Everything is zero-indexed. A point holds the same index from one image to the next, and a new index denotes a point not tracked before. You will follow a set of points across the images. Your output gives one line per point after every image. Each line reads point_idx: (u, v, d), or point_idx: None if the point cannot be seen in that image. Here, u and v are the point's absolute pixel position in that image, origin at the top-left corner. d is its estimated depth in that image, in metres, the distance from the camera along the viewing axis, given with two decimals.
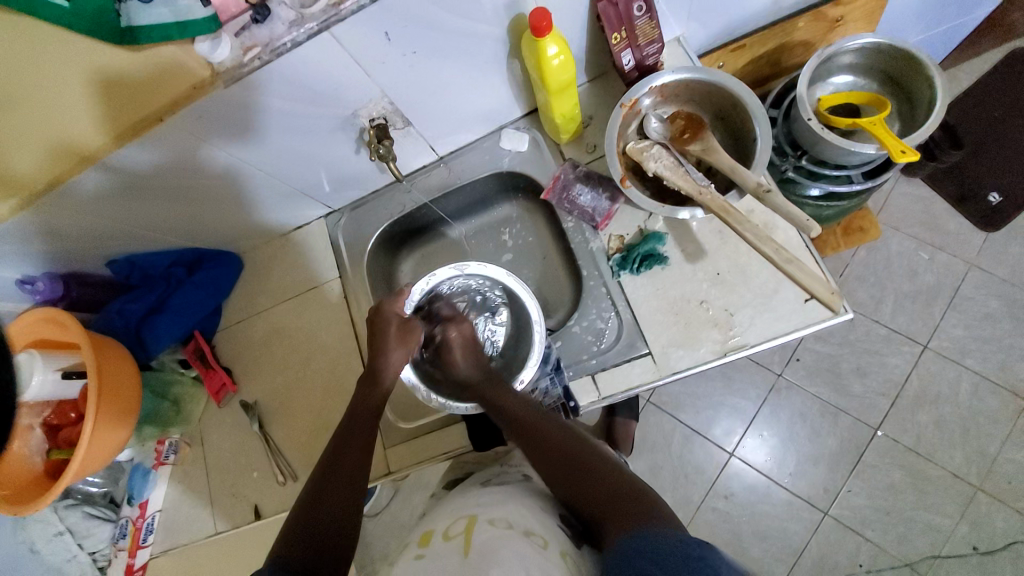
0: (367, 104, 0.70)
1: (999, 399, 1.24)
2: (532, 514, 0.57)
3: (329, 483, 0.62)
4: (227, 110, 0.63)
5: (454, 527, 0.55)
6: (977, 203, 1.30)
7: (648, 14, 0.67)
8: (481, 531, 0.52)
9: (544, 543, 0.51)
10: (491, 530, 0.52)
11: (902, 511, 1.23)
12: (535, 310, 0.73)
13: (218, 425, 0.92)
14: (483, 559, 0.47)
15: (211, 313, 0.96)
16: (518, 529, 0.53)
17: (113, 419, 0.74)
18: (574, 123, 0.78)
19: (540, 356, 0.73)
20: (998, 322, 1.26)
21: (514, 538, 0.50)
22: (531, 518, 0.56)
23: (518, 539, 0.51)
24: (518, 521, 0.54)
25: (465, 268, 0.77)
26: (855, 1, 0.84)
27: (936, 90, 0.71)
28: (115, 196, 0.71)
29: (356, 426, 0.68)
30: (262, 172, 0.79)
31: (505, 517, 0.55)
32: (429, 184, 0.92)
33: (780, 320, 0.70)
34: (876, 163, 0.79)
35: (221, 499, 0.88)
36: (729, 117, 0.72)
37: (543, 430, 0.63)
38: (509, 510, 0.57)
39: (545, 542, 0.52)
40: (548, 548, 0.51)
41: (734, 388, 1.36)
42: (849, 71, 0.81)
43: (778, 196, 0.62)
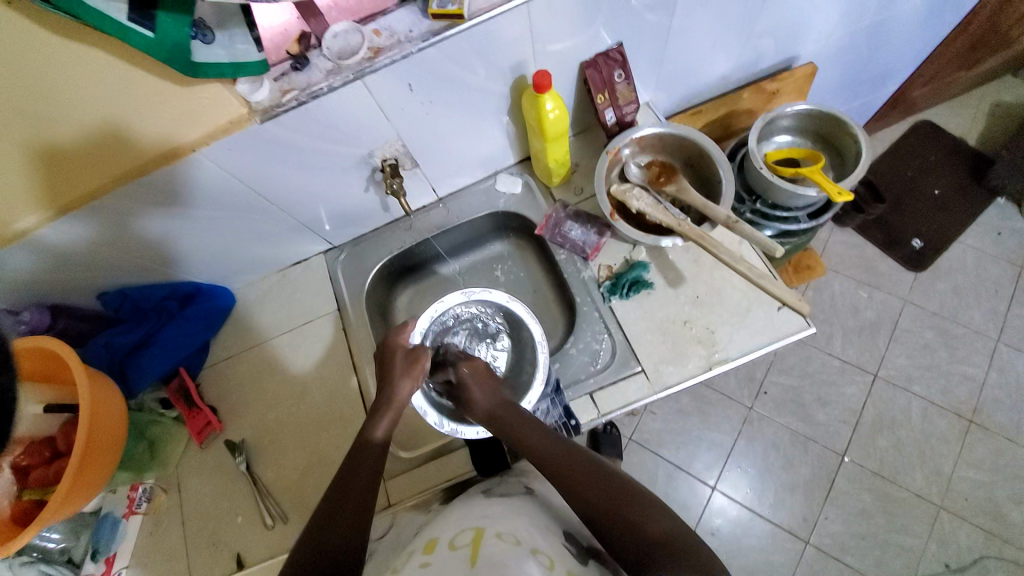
0: (383, 145, 0.78)
1: (946, 420, 1.36)
2: (540, 534, 0.50)
3: (334, 510, 0.61)
4: (254, 143, 0.68)
5: (461, 538, 0.47)
6: (902, 247, 1.50)
7: (627, 80, 0.80)
8: (491, 544, 0.45)
9: (550, 564, 0.45)
10: (501, 546, 0.45)
11: (877, 536, 1.28)
12: (537, 331, 0.77)
13: (198, 468, 0.87)
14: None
15: (198, 350, 0.94)
16: (526, 547, 0.46)
17: (101, 459, 0.70)
18: (564, 168, 0.88)
19: (545, 377, 0.76)
20: (934, 351, 1.41)
21: (524, 556, 0.44)
22: (538, 536, 0.49)
23: (530, 561, 0.44)
24: (525, 537, 0.48)
25: (472, 293, 0.81)
26: (788, 78, 1.01)
27: (860, 145, 0.87)
28: (136, 222, 0.73)
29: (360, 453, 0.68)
30: (272, 206, 0.83)
31: (513, 532, 0.48)
32: (428, 222, 0.98)
33: (754, 335, 0.78)
34: (818, 206, 0.94)
35: (198, 550, 0.82)
36: (696, 164, 0.85)
37: (574, 465, 0.60)
38: (517, 526, 0.50)
39: (551, 564, 0.45)
40: (554, 570, 0.44)
41: (710, 422, 1.42)
42: (787, 132, 0.97)
43: (745, 225, 0.73)
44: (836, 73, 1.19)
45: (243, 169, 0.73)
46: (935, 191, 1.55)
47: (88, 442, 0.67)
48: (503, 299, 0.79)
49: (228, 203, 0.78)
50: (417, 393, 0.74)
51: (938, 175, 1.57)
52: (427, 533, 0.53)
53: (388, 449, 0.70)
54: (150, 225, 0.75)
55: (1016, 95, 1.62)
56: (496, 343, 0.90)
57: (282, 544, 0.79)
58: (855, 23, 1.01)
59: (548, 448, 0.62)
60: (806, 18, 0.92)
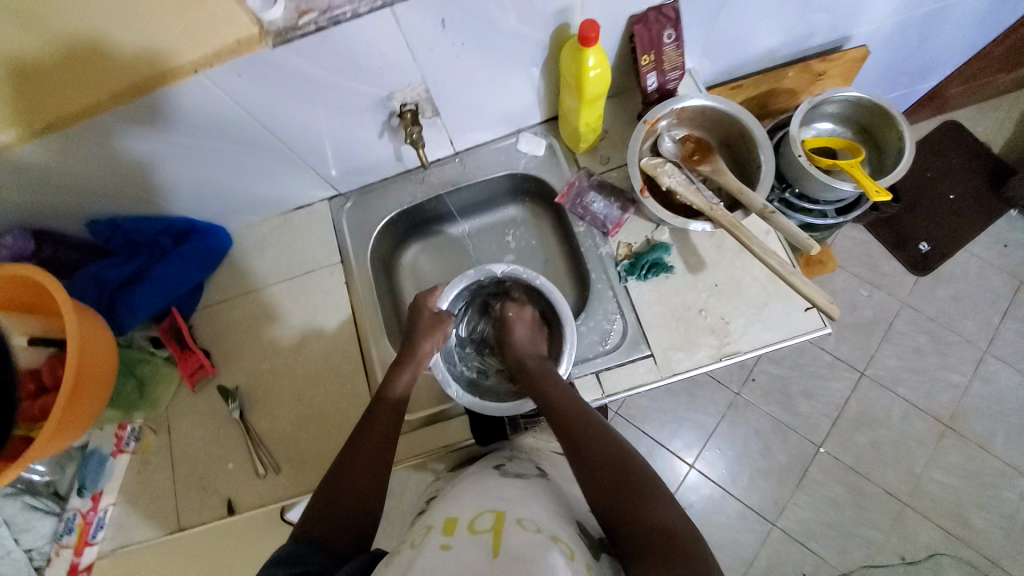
0: (404, 88, 0.72)
1: (924, 423, 1.39)
2: (556, 522, 0.51)
3: (345, 467, 0.60)
4: (264, 72, 0.62)
5: (481, 520, 0.49)
6: (909, 250, 1.49)
7: (676, 42, 0.73)
8: (513, 531, 0.46)
9: (571, 555, 0.46)
10: (522, 533, 0.46)
11: (842, 526, 1.34)
12: (564, 309, 0.75)
13: (189, 411, 0.85)
14: (520, 565, 0.41)
15: (192, 290, 0.90)
16: (546, 535, 0.47)
17: (87, 395, 0.67)
18: (594, 133, 0.83)
19: (567, 359, 0.73)
20: (924, 356, 1.43)
21: (545, 545, 0.45)
22: (556, 525, 0.51)
23: (551, 550, 0.45)
24: (544, 524, 0.49)
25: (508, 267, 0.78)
26: (837, 59, 0.94)
27: (903, 141, 0.82)
28: (133, 146, 0.68)
29: (373, 410, 0.67)
30: (280, 145, 0.77)
31: (533, 518, 0.50)
32: (442, 178, 0.93)
33: (769, 330, 0.76)
34: (848, 201, 0.91)
35: (187, 492, 0.81)
36: (734, 144, 0.80)
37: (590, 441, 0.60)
38: (535, 512, 0.51)
39: (571, 553, 0.46)
40: (575, 560, 0.46)
41: (696, 403, 1.44)
42: (830, 119, 0.92)
43: (783, 218, 0.69)
44: (883, 60, 1.12)
45: (251, 100, 0.66)
46: (952, 196, 1.52)
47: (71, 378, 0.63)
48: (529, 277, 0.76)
49: (230, 136, 0.72)
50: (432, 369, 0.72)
51: (958, 179, 1.53)
52: (441, 507, 0.54)
53: (401, 409, 0.69)
54: (150, 151, 0.70)
55: None
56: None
57: (273, 493, 0.79)
58: (916, 6, 0.93)
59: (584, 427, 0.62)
60: None
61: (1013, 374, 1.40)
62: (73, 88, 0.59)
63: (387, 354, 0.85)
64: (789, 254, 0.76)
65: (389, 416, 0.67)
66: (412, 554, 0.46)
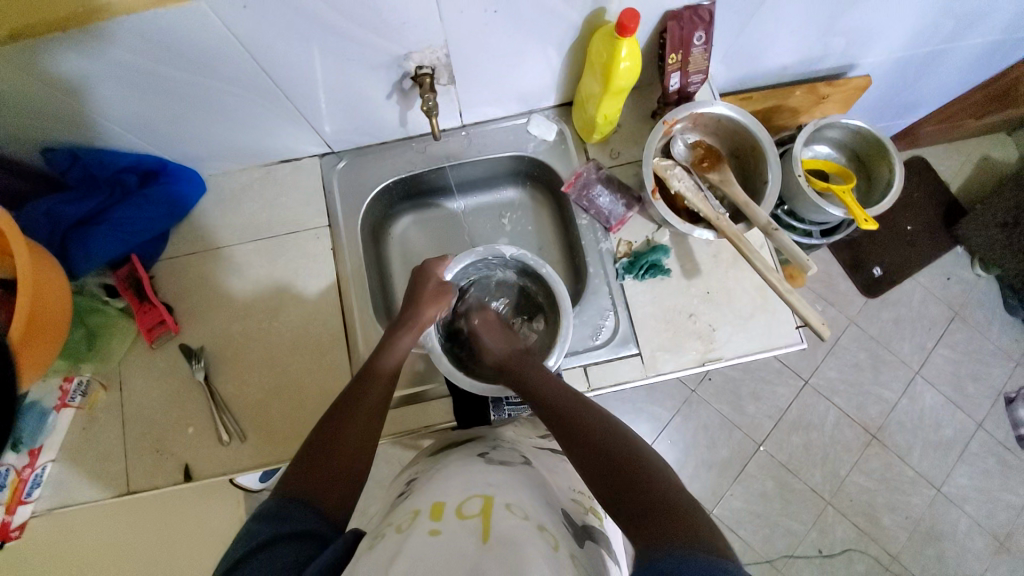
0: (422, 50, 0.68)
1: (854, 432, 1.47)
2: (544, 511, 0.51)
3: (331, 436, 0.57)
4: (275, 8, 0.56)
5: (469, 506, 0.47)
6: (862, 272, 1.55)
7: (705, 46, 0.73)
8: (501, 518, 0.45)
9: (555, 545, 0.45)
10: (511, 519, 0.45)
11: (769, 517, 1.43)
12: (567, 304, 0.74)
13: (147, 368, 0.78)
14: (509, 550, 0.40)
15: (156, 236, 0.82)
16: (533, 523, 0.47)
17: (37, 343, 0.62)
18: (610, 126, 0.82)
19: (563, 351, 0.73)
20: (862, 370, 1.51)
21: (532, 532, 0.44)
22: (543, 514, 0.50)
23: (538, 538, 0.44)
24: (532, 513, 0.49)
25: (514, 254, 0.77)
26: (841, 85, 0.96)
27: (893, 174, 0.87)
28: (104, 71, 0.60)
29: (368, 381, 0.65)
30: (278, 92, 0.71)
31: (521, 506, 0.49)
32: (444, 149, 0.89)
33: (752, 340, 0.79)
34: (833, 224, 0.95)
35: (139, 455, 0.75)
36: (743, 156, 0.81)
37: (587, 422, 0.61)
38: (523, 499, 0.51)
39: (556, 543, 0.46)
40: (559, 549, 0.45)
41: (654, 397, 1.50)
42: (828, 143, 0.96)
43: (783, 235, 0.71)
44: (875, 92, 1.16)
45: (254, 38, 0.60)
46: (908, 227, 1.58)
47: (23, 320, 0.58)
48: (536, 265, 0.76)
49: (224, 76, 0.66)
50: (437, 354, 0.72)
51: (915, 212, 1.59)
52: (425, 493, 0.53)
53: (391, 387, 0.66)
54: (125, 76, 0.62)
55: (1006, 154, 1.63)
56: (533, 322, 0.86)
57: (238, 462, 0.75)
58: (920, 44, 0.96)
59: (574, 404, 0.64)
60: (885, 26, 0.87)
61: (936, 395, 1.49)
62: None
63: (373, 327, 0.82)
64: (775, 259, 0.78)
65: (384, 385, 0.65)
66: (398, 539, 0.44)
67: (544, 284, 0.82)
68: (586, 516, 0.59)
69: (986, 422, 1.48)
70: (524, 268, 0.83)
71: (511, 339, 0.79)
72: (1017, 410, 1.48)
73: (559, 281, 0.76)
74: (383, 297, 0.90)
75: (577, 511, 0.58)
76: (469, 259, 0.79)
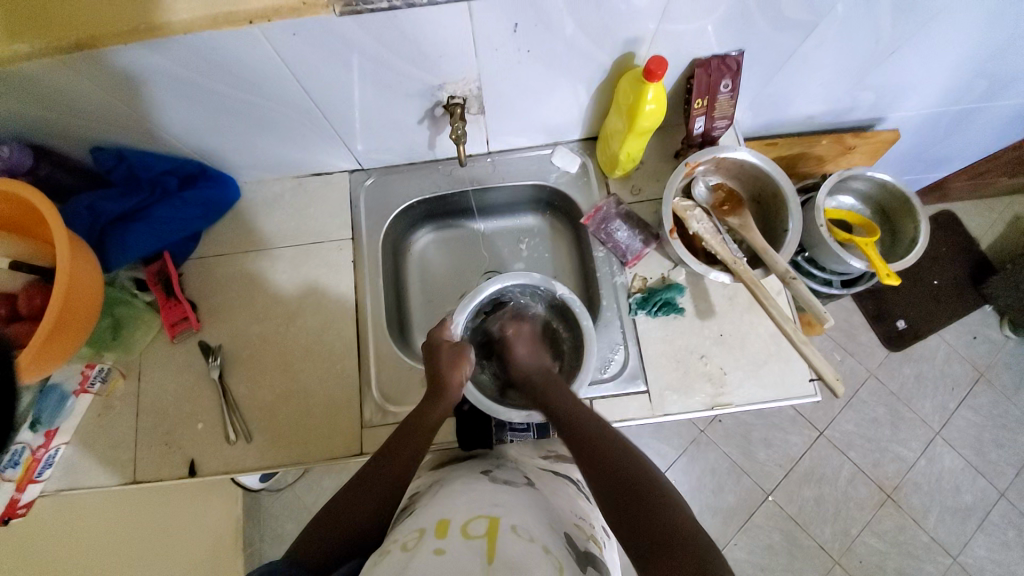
0: (456, 81, 0.71)
1: (868, 490, 1.41)
2: (550, 534, 0.51)
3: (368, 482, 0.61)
4: (324, 38, 0.60)
5: (474, 526, 0.48)
6: (885, 324, 1.51)
7: (731, 93, 0.75)
8: (507, 539, 0.45)
9: (560, 569, 0.45)
10: (516, 542, 0.45)
11: (774, 571, 1.37)
12: (588, 334, 0.74)
13: (165, 362, 0.81)
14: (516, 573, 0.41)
15: (189, 236, 0.86)
16: (539, 546, 0.47)
17: (72, 327, 0.65)
18: (632, 163, 0.83)
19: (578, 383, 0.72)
20: (880, 426, 1.45)
21: (537, 555, 0.44)
22: (549, 536, 0.50)
23: (544, 562, 0.44)
24: (537, 536, 0.49)
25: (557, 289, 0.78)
26: (869, 137, 0.97)
27: (919, 231, 0.86)
28: (162, 83, 0.65)
29: (411, 429, 0.67)
30: (318, 111, 0.75)
31: (527, 528, 0.49)
32: (471, 173, 0.92)
33: (763, 388, 0.77)
34: (854, 275, 0.94)
35: (149, 446, 0.77)
36: (764, 201, 0.82)
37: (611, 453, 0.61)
38: (529, 521, 0.51)
39: (561, 568, 0.45)
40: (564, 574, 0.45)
41: (660, 433, 1.48)
42: (854, 195, 0.96)
43: (800, 284, 0.71)
44: (906, 145, 1.15)
45: (301, 62, 0.64)
46: (935, 282, 1.54)
47: (59, 304, 0.62)
48: (576, 310, 0.76)
49: (270, 93, 0.70)
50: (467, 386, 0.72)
51: (942, 267, 1.56)
52: (430, 511, 0.53)
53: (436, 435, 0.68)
54: (177, 87, 0.66)
55: None
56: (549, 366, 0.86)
57: (241, 462, 0.76)
58: (952, 101, 0.96)
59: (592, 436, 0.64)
60: (916, 83, 0.88)
61: (957, 459, 1.43)
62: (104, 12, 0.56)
63: (384, 340, 0.83)
64: (792, 308, 0.78)
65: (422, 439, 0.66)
66: (403, 557, 0.44)
67: (574, 332, 0.82)
68: (589, 542, 0.58)
69: (1009, 491, 1.40)
70: (560, 306, 0.82)
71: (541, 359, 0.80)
72: None
73: (583, 315, 0.76)
74: (398, 313, 0.91)
75: (581, 537, 0.58)
76: (508, 282, 0.79)
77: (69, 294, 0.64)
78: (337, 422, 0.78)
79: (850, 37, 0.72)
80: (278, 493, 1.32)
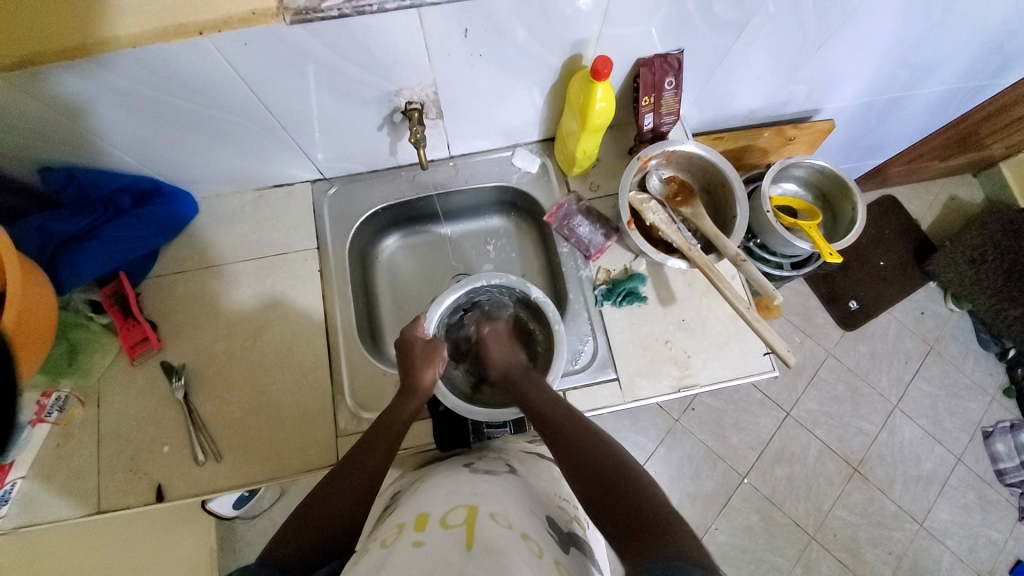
0: (412, 87, 0.73)
1: (835, 464, 1.48)
2: (529, 519, 0.52)
3: (342, 480, 0.61)
4: (276, 46, 0.61)
5: (453, 516, 0.48)
6: (839, 305, 1.60)
7: (675, 91, 0.80)
8: (485, 526, 0.46)
9: (539, 552, 0.46)
10: (495, 529, 0.46)
11: (753, 551, 1.41)
12: (560, 330, 0.77)
13: (126, 386, 0.78)
14: (495, 557, 0.42)
15: (146, 255, 0.84)
16: (517, 531, 0.48)
17: (31, 343, 0.64)
18: (589, 161, 0.87)
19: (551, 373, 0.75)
20: (842, 403, 1.53)
21: (516, 540, 0.45)
22: (527, 521, 0.51)
23: (522, 545, 0.45)
24: (515, 521, 0.50)
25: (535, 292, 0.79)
26: (805, 129, 1.04)
27: (856, 211, 0.92)
28: (111, 99, 0.64)
29: (383, 431, 0.67)
30: (275, 122, 0.75)
31: (506, 515, 0.50)
32: (434, 178, 0.93)
33: (726, 367, 0.81)
34: (802, 257, 1.00)
35: (111, 474, 0.74)
36: (714, 191, 0.86)
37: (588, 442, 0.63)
38: (508, 508, 0.52)
39: (540, 552, 0.47)
40: (543, 556, 0.46)
41: (638, 426, 1.51)
42: (796, 181, 1.02)
43: (751, 265, 0.75)
44: (841, 135, 1.24)
45: (254, 71, 0.64)
46: (881, 263, 1.64)
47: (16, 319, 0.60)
48: (551, 315, 0.77)
49: (223, 105, 0.69)
50: (441, 383, 0.73)
51: (887, 249, 1.66)
52: (408, 507, 0.54)
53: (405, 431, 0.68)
54: (130, 103, 0.66)
55: (973, 194, 1.71)
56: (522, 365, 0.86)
57: (213, 482, 0.74)
58: (878, 92, 1.04)
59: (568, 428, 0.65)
60: (843, 76, 0.95)
61: (915, 428, 1.51)
62: (47, 31, 0.55)
63: (356, 347, 0.83)
64: (748, 290, 0.82)
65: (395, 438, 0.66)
66: (382, 553, 0.45)
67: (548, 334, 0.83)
68: (571, 524, 0.60)
69: (964, 456, 1.50)
70: (534, 308, 0.83)
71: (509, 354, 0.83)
72: (994, 444, 1.50)
73: (558, 315, 0.78)
74: (368, 320, 0.91)
75: (563, 520, 0.59)
76: (485, 281, 0.80)
77: (23, 318, 0.62)
78: (310, 433, 0.77)
79: (779, 35, 0.78)
80: (252, 520, 1.29)
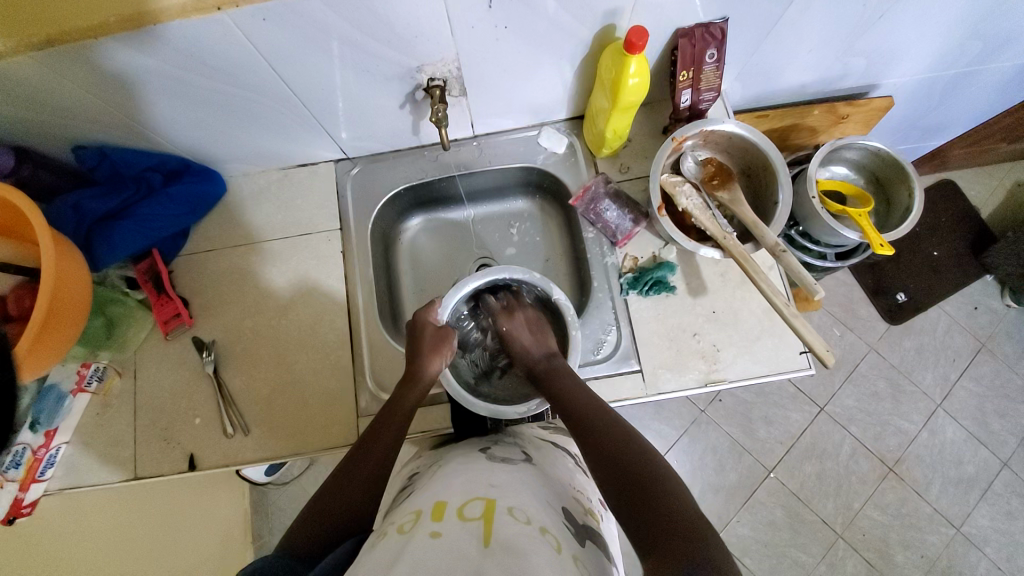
0: (435, 63, 0.70)
1: (869, 463, 1.41)
2: (546, 512, 0.51)
3: (355, 463, 0.61)
4: (295, 21, 0.59)
5: (471, 509, 0.48)
6: (886, 297, 1.49)
7: (717, 64, 0.74)
8: (502, 521, 0.46)
9: (557, 548, 0.45)
10: (513, 524, 0.46)
11: (776, 545, 1.38)
12: (574, 329, 0.74)
13: (160, 359, 0.81)
14: (512, 555, 0.41)
15: (177, 233, 0.86)
16: (535, 526, 0.47)
17: (66, 316, 0.66)
18: (619, 141, 0.82)
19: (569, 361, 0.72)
20: (881, 400, 1.45)
21: (534, 535, 0.45)
22: (544, 515, 0.50)
23: (540, 541, 0.44)
24: (533, 515, 0.49)
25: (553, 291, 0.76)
26: (861, 106, 0.95)
27: (914, 199, 0.84)
28: (138, 77, 0.64)
29: (388, 419, 0.67)
30: (298, 101, 0.74)
31: (524, 509, 0.49)
32: (457, 158, 0.91)
33: (757, 363, 0.77)
34: (848, 247, 0.93)
35: (147, 442, 0.77)
36: (755, 175, 0.80)
37: (603, 438, 0.60)
38: (525, 501, 0.51)
39: (558, 546, 0.46)
40: (561, 551, 0.45)
41: (662, 415, 1.48)
42: (849, 164, 0.94)
43: (792, 257, 0.70)
44: (899, 114, 1.13)
45: (275, 47, 0.63)
46: (934, 253, 1.52)
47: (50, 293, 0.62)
48: (568, 320, 0.74)
49: (245, 83, 0.68)
50: (445, 372, 0.72)
51: (943, 238, 1.54)
52: (426, 494, 0.54)
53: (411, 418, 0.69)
54: (155, 82, 0.66)
55: None
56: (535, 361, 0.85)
57: (240, 455, 0.77)
58: (947, 65, 0.94)
59: (587, 429, 0.63)
60: (906, 48, 0.86)
61: (959, 429, 1.42)
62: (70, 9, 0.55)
63: (377, 330, 0.83)
64: (785, 283, 0.77)
65: (401, 422, 0.67)
66: (399, 540, 0.45)
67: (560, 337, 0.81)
68: (587, 515, 0.59)
69: (1012, 460, 1.41)
70: (551, 308, 0.81)
71: (540, 353, 0.77)
72: None
73: (574, 316, 0.76)
74: (390, 302, 0.91)
75: (579, 510, 0.58)
76: (505, 276, 0.78)
77: (56, 294, 0.64)
78: (332, 412, 0.79)
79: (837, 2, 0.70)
80: (285, 486, 1.34)
